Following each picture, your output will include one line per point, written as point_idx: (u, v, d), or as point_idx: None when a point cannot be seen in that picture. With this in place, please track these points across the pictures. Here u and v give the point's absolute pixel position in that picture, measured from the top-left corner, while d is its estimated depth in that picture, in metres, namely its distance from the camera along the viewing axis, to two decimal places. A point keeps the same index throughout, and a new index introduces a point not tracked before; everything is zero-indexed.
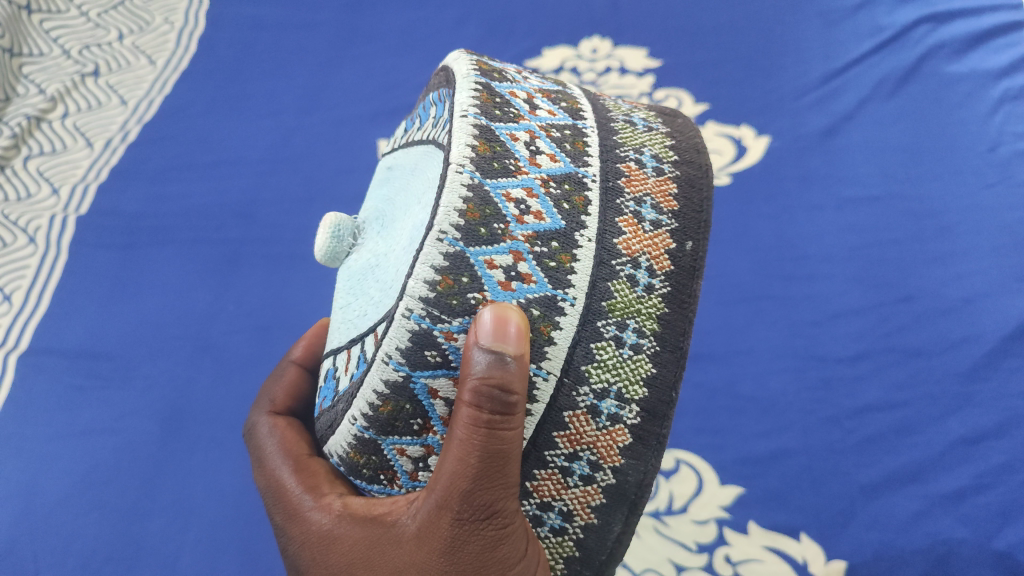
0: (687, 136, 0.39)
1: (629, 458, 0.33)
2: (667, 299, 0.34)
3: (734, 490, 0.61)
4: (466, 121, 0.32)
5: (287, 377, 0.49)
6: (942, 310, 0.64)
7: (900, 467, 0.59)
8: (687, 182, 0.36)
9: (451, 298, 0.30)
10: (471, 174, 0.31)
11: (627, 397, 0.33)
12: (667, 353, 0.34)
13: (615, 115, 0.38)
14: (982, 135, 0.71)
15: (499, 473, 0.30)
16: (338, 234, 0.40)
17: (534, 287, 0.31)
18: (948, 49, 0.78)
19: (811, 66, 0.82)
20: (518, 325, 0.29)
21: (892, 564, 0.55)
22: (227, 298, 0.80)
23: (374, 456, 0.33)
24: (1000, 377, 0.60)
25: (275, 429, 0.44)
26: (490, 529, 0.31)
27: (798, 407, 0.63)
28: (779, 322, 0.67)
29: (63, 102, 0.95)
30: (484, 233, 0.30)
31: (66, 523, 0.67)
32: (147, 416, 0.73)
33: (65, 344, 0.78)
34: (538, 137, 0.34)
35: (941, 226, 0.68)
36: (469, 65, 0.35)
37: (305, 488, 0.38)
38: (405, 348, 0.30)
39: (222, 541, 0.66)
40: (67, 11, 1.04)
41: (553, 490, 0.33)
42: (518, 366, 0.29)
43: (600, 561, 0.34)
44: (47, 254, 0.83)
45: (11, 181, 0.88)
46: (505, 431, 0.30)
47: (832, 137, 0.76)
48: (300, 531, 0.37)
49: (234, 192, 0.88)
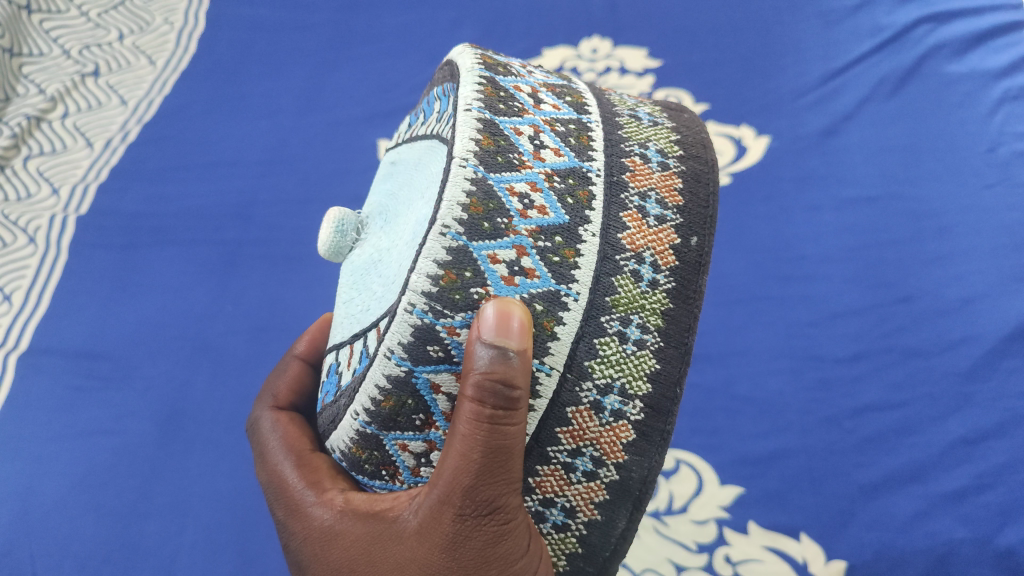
0: (693, 131, 0.39)
1: (633, 454, 0.33)
2: (671, 294, 0.34)
3: (734, 490, 0.61)
4: (470, 114, 0.32)
5: (291, 371, 0.49)
6: (941, 310, 0.64)
7: (900, 467, 0.59)
8: (693, 177, 0.36)
9: (454, 293, 0.30)
10: (475, 167, 0.31)
11: (630, 393, 0.33)
12: (671, 349, 0.34)
13: (620, 110, 0.38)
14: (982, 135, 0.72)
15: (501, 469, 0.30)
16: (341, 228, 0.40)
17: (538, 282, 0.31)
18: (947, 49, 0.78)
19: (811, 66, 0.82)
20: (521, 320, 0.29)
21: (891, 564, 0.55)
22: (226, 298, 0.80)
23: (376, 451, 0.33)
24: (1000, 377, 0.60)
25: (278, 424, 0.44)
26: (492, 525, 0.31)
27: (797, 408, 0.63)
28: (778, 322, 0.68)
29: (63, 102, 0.95)
30: (487, 228, 0.30)
31: (65, 524, 0.67)
32: (146, 417, 0.73)
33: (65, 344, 0.78)
34: (543, 131, 0.34)
35: (940, 227, 0.68)
36: (473, 59, 0.35)
37: (306, 484, 0.38)
38: (407, 343, 0.30)
39: (221, 542, 0.66)
40: (67, 11, 1.04)
41: (556, 486, 0.33)
42: (521, 360, 0.29)
43: (604, 557, 0.34)
44: (47, 254, 0.83)
45: (11, 181, 0.88)
46: (507, 426, 0.30)
47: (831, 137, 0.76)
48: (303, 527, 0.37)
49: (233, 192, 0.88)
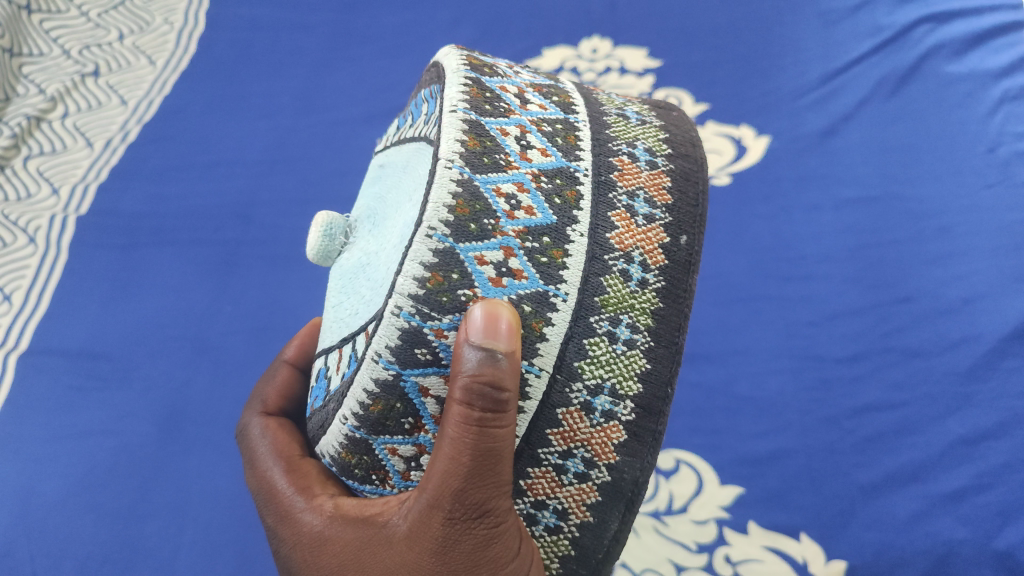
0: (681, 130, 0.39)
1: (624, 455, 0.33)
2: (661, 294, 0.34)
3: (734, 490, 0.61)
4: (456, 115, 0.32)
5: (279, 377, 0.49)
6: (942, 310, 0.64)
7: (900, 467, 0.59)
8: (681, 176, 0.36)
9: (441, 295, 0.30)
10: (461, 169, 0.31)
11: (621, 393, 0.33)
12: (661, 348, 0.33)
13: (608, 109, 0.38)
14: (982, 135, 0.71)
15: (491, 472, 0.30)
16: (330, 232, 0.40)
17: (526, 283, 0.31)
18: (947, 49, 0.78)
19: (810, 66, 0.81)
20: (509, 322, 0.29)
21: (891, 564, 0.55)
22: (226, 298, 0.80)
23: (366, 455, 0.33)
24: (1000, 377, 0.60)
25: (266, 430, 0.44)
26: (482, 528, 0.31)
27: (797, 408, 0.63)
28: (777, 322, 0.67)
29: (63, 102, 0.95)
30: (473, 229, 0.30)
31: (65, 524, 0.67)
32: (146, 417, 0.73)
33: (65, 345, 0.78)
34: (529, 131, 0.34)
35: (941, 226, 0.67)
36: (459, 60, 0.35)
37: (296, 490, 0.38)
38: (395, 346, 0.30)
39: (221, 541, 0.66)
40: (67, 11, 1.04)
41: (547, 488, 0.33)
42: (509, 362, 0.29)
43: (597, 559, 0.34)
44: (47, 255, 0.84)
45: (11, 182, 0.88)
46: (495, 429, 0.30)
47: (831, 137, 0.76)
48: (292, 533, 0.37)
49: (233, 192, 0.88)
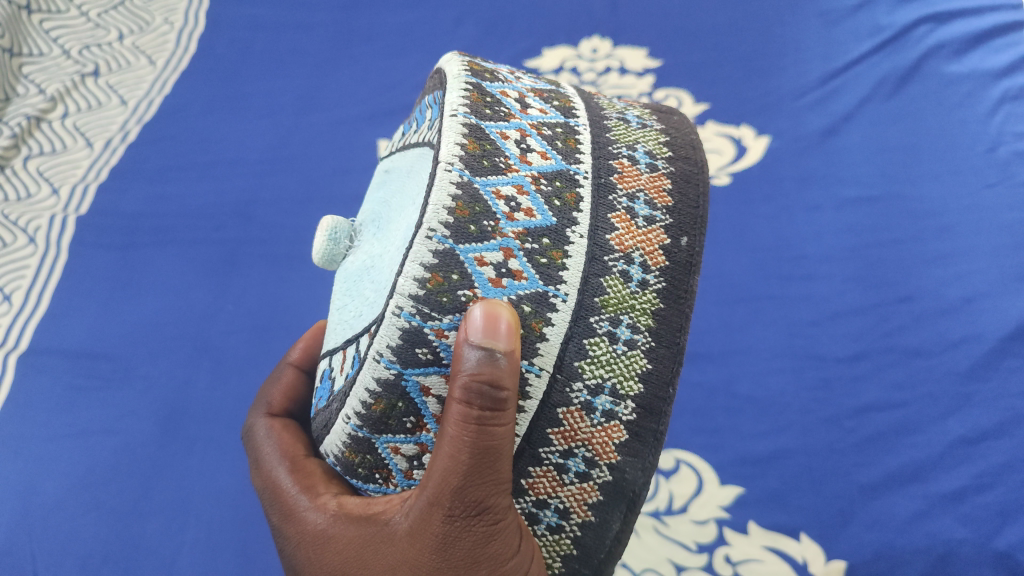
0: (682, 133, 0.39)
1: (626, 455, 0.33)
2: (662, 295, 0.34)
3: (734, 490, 0.61)
4: (456, 119, 0.32)
5: (284, 380, 0.49)
6: (941, 310, 0.64)
7: (899, 467, 0.59)
8: (682, 178, 0.36)
9: (441, 295, 0.30)
10: (460, 172, 0.31)
11: (622, 393, 0.33)
12: (662, 349, 0.34)
13: (608, 113, 0.38)
14: (983, 134, 0.71)
15: (490, 470, 0.30)
16: (334, 236, 0.40)
17: (526, 283, 0.31)
18: (947, 49, 0.78)
19: (811, 65, 0.81)
20: (508, 321, 0.29)
21: (891, 564, 0.55)
22: (226, 297, 0.80)
23: (368, 455, 0.33)
24: (1000, 377, 0.60)
25: (271, 431, 0.44)
26: (481, 525, 0.31)
27: (798, 407, 0.63)
28: (778, 322, 0.67)
29: (63, 102, 0.95)
30: (473, 230, 0.30)
31: (64, 523, 0.67)
32: (147, 416, 0.73)
33: (66, 345, 0.78)
34: (529, 135, 0.34)
35: (940, 226, 0.68)
36: (460, 66, 0.35)
37: (300, 489, 0.38)
38: (396, 346, 0.30)
39: (221, 540, 0.66)
40: (67, 11, 1.04)
41: (549, 488, 0.33)
42: (508, 362, 0.29)
43: (599, 559, 0.34)
44: (48, 254, 0.83)
45: (11, 181, 0.88)
46: (494, 427, 0.30)
47: (832, 137, 0.76)
48: (296, 531, 0.37)
49: (233, 192, 0.88)
